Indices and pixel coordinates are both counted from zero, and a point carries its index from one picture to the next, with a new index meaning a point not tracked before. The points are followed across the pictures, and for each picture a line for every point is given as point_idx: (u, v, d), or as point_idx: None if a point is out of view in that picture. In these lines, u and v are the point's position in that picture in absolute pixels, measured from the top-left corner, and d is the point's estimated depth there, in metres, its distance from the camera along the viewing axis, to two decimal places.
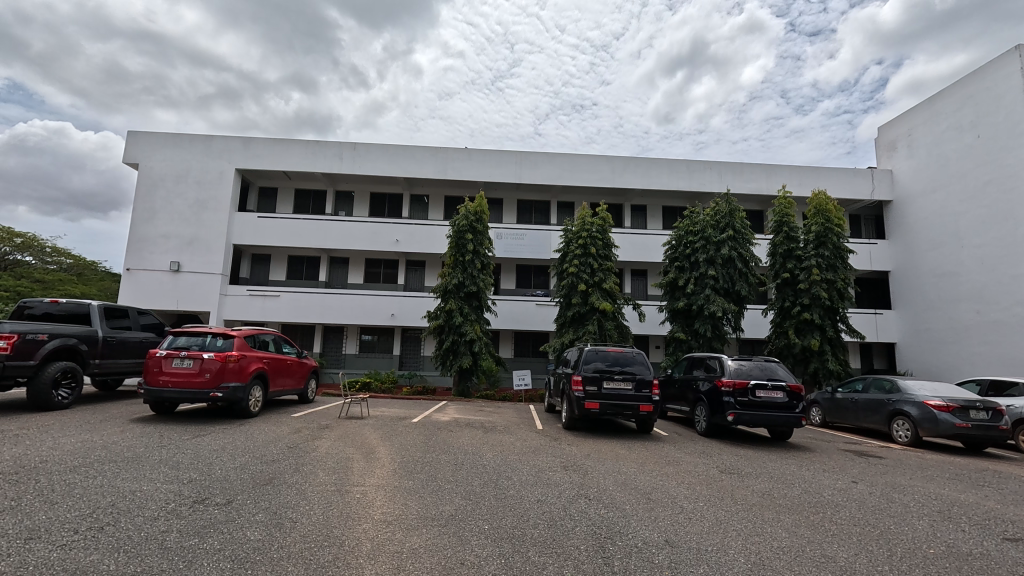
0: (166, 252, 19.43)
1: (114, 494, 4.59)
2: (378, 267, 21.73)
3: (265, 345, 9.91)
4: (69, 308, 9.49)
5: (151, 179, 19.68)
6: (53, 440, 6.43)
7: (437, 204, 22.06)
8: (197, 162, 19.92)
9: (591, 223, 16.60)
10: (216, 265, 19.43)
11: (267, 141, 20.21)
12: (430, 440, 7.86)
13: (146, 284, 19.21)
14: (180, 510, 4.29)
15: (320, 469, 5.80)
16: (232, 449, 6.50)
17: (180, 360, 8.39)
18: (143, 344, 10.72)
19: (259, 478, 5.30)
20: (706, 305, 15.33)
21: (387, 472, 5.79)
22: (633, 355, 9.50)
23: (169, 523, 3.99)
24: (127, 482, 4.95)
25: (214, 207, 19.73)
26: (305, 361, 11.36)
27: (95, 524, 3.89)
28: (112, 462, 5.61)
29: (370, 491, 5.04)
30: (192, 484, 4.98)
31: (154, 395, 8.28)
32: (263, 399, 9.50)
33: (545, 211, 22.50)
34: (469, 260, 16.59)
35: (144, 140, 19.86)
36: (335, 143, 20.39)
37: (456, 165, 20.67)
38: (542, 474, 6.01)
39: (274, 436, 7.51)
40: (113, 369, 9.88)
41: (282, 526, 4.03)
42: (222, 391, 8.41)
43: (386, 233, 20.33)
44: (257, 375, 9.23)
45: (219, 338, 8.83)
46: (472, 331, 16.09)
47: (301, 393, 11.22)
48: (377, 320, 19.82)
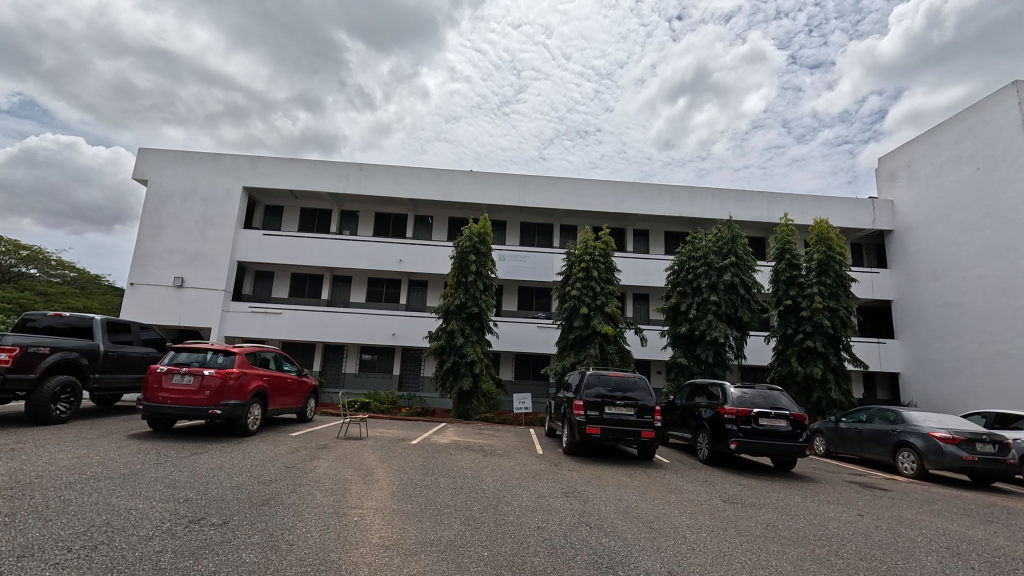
0: (170, 267, 19.52)
1: (110, 512, 4.53)
2: (380, 286, 21.80)
3: (265, 362, 9.88)
4: (72, 322, 9.51)
5: (159, 195, 19.92)
6: (49, 456, 6.38)
7: (441, 225, 22.24)
8: (205, 179, 20.18)
9: (594, 247, 16.71)
10: (220, 281, 19.50)
11: (276, 160, 20.53)
12: (430, 463, 7.79)
13: (149, 298, 19.25)
14: (176, 530, 4.23)
15: (318, 491, 5.72)
16: (229, 468, 6.43)
17: (181, 377, 8.37)
18: (143, 359, 10.67)
19: (256, 498, 5.24)
20: (708, 331, 15.32)
21: (387, 494, 5.74)
22: (634, 380, 9.45)
23: (165, 542, 3.93)
24: (123, 500, 4.90)
25: (220, 224, 19.92)
26: (305, 380, 11.30)
27: (89, 542, 3.84)
28: (110, 478, 5.57)
29: (368, 513, 4.97)
30: (189, 504, 4.92)
31: (153, 411, 8.22)
32: (261, 417, 9.42)
33: (548, 233, 22.64)
34: (472, 281, 16.64)
35: (154, 158, 20.19)
36: (341, 162, 20.69)
37: (461, 187, 20.91)
38: (542, 500, 5.91)
39: (272, 455, 7.44)
40: (112, 384, 9.83)
41: (278, 548, 3.97)
42: (221, 408, 8.35)
43: (389, 252, 20.47)
44: (257, 393, 9.16)
45: (220, 355, 8.80)
46: (473, 353, 15.99)
47: (299, 412, 11.10)
48: (378, 339, 19.81)
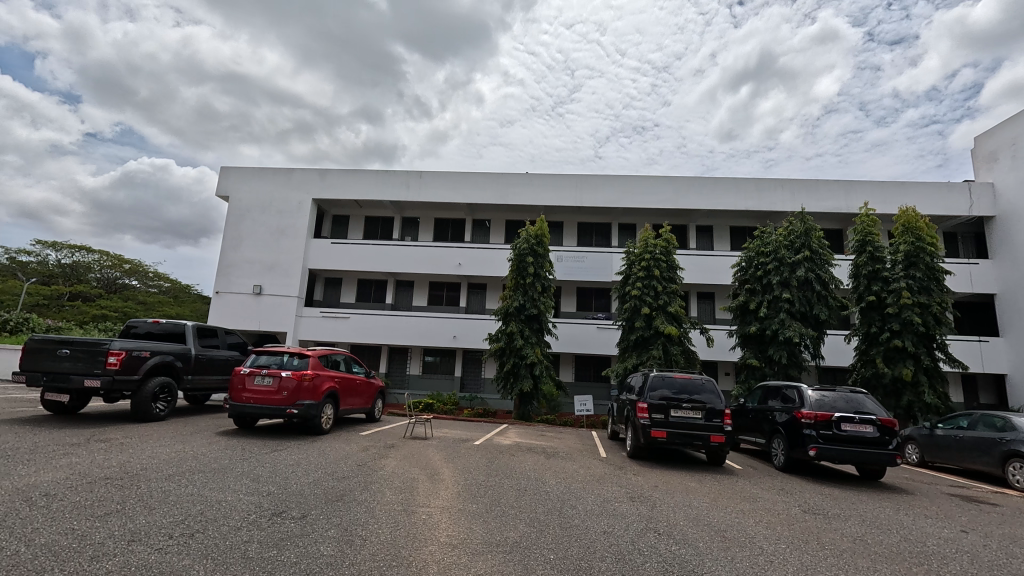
0: (249, 276, 20.95)
1: (204, 503, 4.92)
2: (441, 289, 22.36)
3: (336, 364, 10.37)
4: (167, 328, 10.44)
5: (239, 210, 21.46)
6: (151, 450, 7.02)
7: (498, 228, 22.48)
8: (279, 193, 21.53)
9: (654, 245, 16.26)
10: (293, 289, 20.72)
11: (342, 172, 21.56)
12: (493, 463, 7.87)
13: (232, 305, 20.76)
14: (261, 521, 4.53)
15: (388, 489, 5.92)
16: (306, 465, 6.79)
17: (261, 378, 8.97)
18: (228, 361, 11.52)
19: (331, 494, 5.49)
20: (780, 330, 14.47)
21: (453, 494, 5.84)
22: (701, 382, 9.10)
23: (252, 533, 4.21)
24: (214, 492, 5.30)
25: (293, 235, 21.18)
26: (373, 382, 11.76)
27: (187, 530, 4.18)
28: (202, 472, 6.05)
29: (435, 512, 5.09)
30: (272, 497, 5.25)
31: (237, 410, 8.84)
32: (334, 416, 9.90)
33: (606, 233, 22.29)
34: (530, 283, 16.67)
35: (234, 175, 21.77)
36: (402, 171, 21.41)
37: (517, 190, 21.02)
38: (607, 505, 5.81)
39: (344, 454, 7.79)
40: (202, 385, 10.69)
41: (353, 543, 4.13)
42: (298, 408, 8.86)
43: (449, 256, 20.91)
44: (329, 394, 9.65)
45: (296, 357, 9.33)
46: (533, 354, 16.01)
47: (367, 412, 11.56)
48: (440, 342, 20.28)
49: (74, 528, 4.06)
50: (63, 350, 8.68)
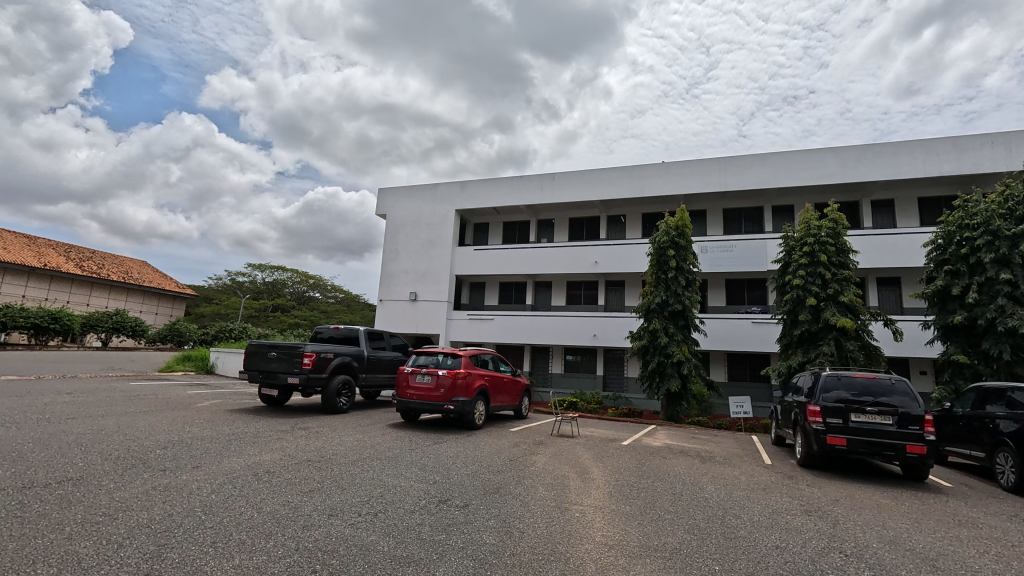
0: (406, 284, 23.20)
1: (383, 487, 5.57)
2: (579, 289, 22.41)
3: (485, 363, 10.98)
4: (345, 332, 12.06)
5: (395, 225, 23.92)
6: (339, 438, 8.13)
7: (635, 223, 21.83)
8: (427, 207, 23.52)
9: (818, 227, 14.37)
10: (443, 294, 22.46)
11: (480, 182, 22.82)
12: (644, 465, 7.65)
13: (393, 311, 23.18)
14: (431, 506, 4.97)
15: (540, 484, 6.09)
16: (464, 458, 7.30)
17: (422, 376, 9.87)
18: (393, 361, 12.89)
19: (488, 486, 5.82)
20: (999, 320, 11.75)
21: (604, 494, 5.80)
22: (890, 382, 7.78)
23: (423, 517, 4.64)
24: (390, 478, 5.97)
25: (440, 244, 22.97)
26: (519, 380, 12.21)
27: (372, 509, 4.77)
28: (379, 460, 6.85)
29: (588, 510, 5.11)
30: (437, 486, 5.73)
31: (403, 405, 9.83)
32: (485, 413, 10.50)
33: (757, 218, 20.32)
34: (672, 278, 15.87)
35: (389, 194, 24.31)
36: (536, 175, 21.95)
37: (653, 182, 20.18)
38: (777, 516, 5.27)
39: (497, 448, 8.19)
40: (374, 382, 12.10)
41: (512, 534, 4.33)
42: (454, 404, 9.56)
43: (585, 255, 20.86)
44: (480, 391, 10.25)
45: (450, 357, 10.10)
46: (679, 352, 15.21)
47: (515, 409, 12.05)
48: (580, 340, 20.32)
49: (288, 501, 4.89)
50: (272, 353, 10.49)
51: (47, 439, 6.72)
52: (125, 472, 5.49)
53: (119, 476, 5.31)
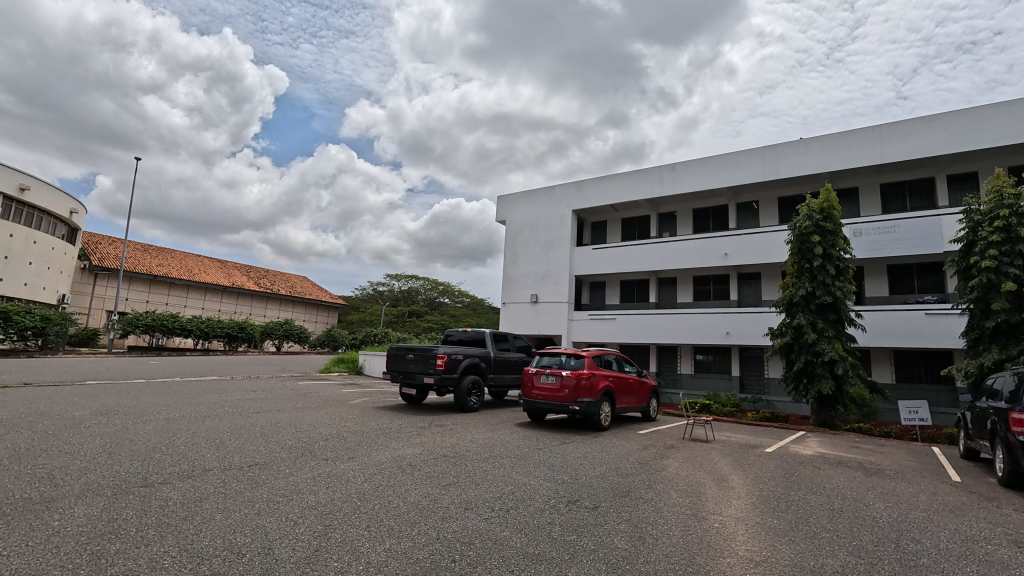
0: (527, 287, 23.70)
1: (514, 484, 5.75)
2: (707, 284, 21.01)
3: (609, 364, 10.79)
4: (472, 335, 12.69)
5: (514, 230, 24.60)
6: (471, 436, 8.55)
7: (770, 208, 19.90)
8: (544, 210, 23.82)
9: (1016, 196, 11.80)
10: (564, 295, 22.55)
11: (596, 180, 22.53)
12: (792, 475, 6.91)
13: (516, 314, 23.82)
14: (561, 506, 5.01)
15: (673, 490, 5.82)
16: (592, 459, 7.24)
17: (546, 377, 10.01)
18: (518, 362, 13.25)
19: (618, 490, 5.70)
20: None
21: (747, 505, 5.35)
22: None
23: (554, 516, 4.70)
24: (521, 476, 6.13)
25: (559, 246, 23.11)
26: (646, 381, 11.79)
27: (504, 506, 4.95)
28: (509, 458, 7.08)
29: (729, 521, 4.76)
30: (566, 486, 5.76)
31: (529, 405, 10.04)
32: (611, 414, 10.31)
33: (926, 191, 17.30)
34: (819, 267, 14.15)
35: (508, 201, 25.08)
36: (655, 167, 21.08)
37: (790, 161, 18.21)
38: (971, 544, 4.41)
39: (626, 451, 7.99)
40: (501, 382, 12.55)
41: (645, 540, 4.19)
42: (579, 405, 9.54)
43: (713, 247, 19.51)
44: (605, 392, 10.11)
45: (573, 358, 10.10)
46: (831, 350, 13.49)
47: (643, 411, 11.67)
48: (711, 339, 19.04)
49: (429, 493, 5.27)
50: (409, 355, 11.42)
51: (240, 428, 8.06)
52: (297, 459, 6.37)
53: (291, 463, 6.17)
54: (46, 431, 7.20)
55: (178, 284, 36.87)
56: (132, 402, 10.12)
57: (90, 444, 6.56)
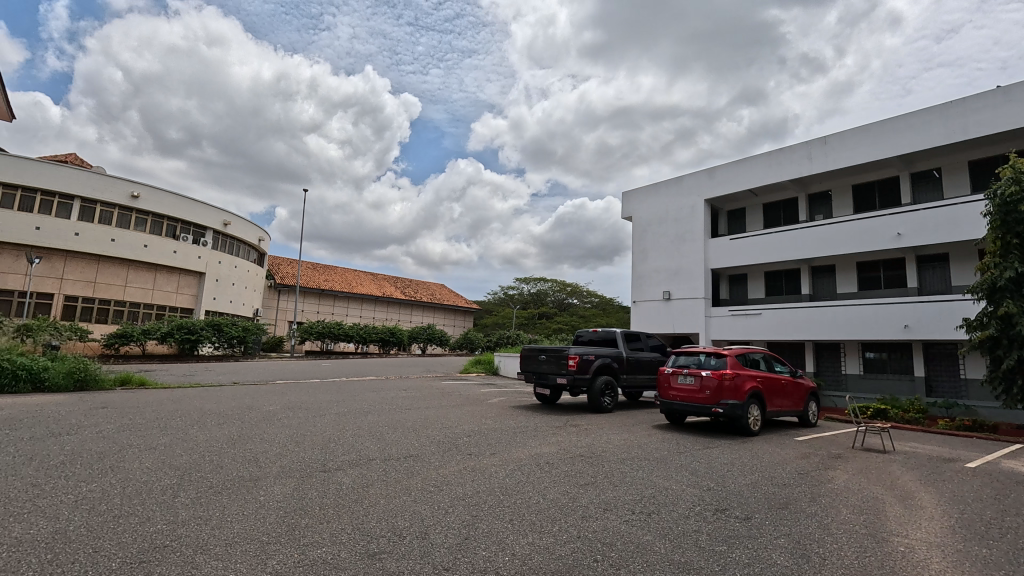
0: (658, 284, 22.70)
1: (654, 487, 5.56)
2: (876, 270, 18.20)
3: (756, 363, 9.90)
4: (603, 334, 12.55)
5: (641, 226, 23.77)
6: (606, 437, 8.44)
7: (957, 175, 16.62)
8: (674, 202, 22.66)
9: None
10: (700, 290, 21.20)
11: (731, 165, 20.86)
12: (1005, 496, 5.68)
13: (647, 312, 22.94)
14: (707, 514, 4.72)
15: (843, 505, 5.13)
16: (741, 466, 6.69)
17: (684, 377, 9.49)
18: (652, 362, 12.78)
19: (774, 500, 5.20)
20: None
21: (942, 528, 4.52)
22: None
23: (700, 524, 4.45)
24: (661, 480, 5.90)
25: (692, 239, 21.80)
26: (801, 382, 10.59)
27: (645, 509, 4.81)
28: (648, 460, 6.85)
29: (919, 546, 4.06)
30: (713, 493, 5.40)
31: (667, 406, 9.61)
32: (761, 418, 9.45)
33: None
34: None
35: (633, 196, 24.34)
36: (801, 144, 18.87)
37: (983, 116, 15.02)
38: None
39: (781, 458, 7.25)
40: (635, 383, 12.21)
41: (810, 558, 3.77)
42: (723, 407, 8.88)
43: (882, 227, 16.85)
44: (753, 394, 9.29)
45: (713, 357, 9.46)
46: None
47: (800, 415, 10.49)
48: (884, 333, 16.43)
49: (568, 491, 5.33)
50: (542, 355, 11.66)
51: (395, 423, 8.96)
52: (444, 453, 6.87)
53: (439, 456, 6.69)
54: (251, 421, 8.74)
55: (340, 296, 42.13)
56: (311, 398, 11.83)
57: (282, 434, 7.82)
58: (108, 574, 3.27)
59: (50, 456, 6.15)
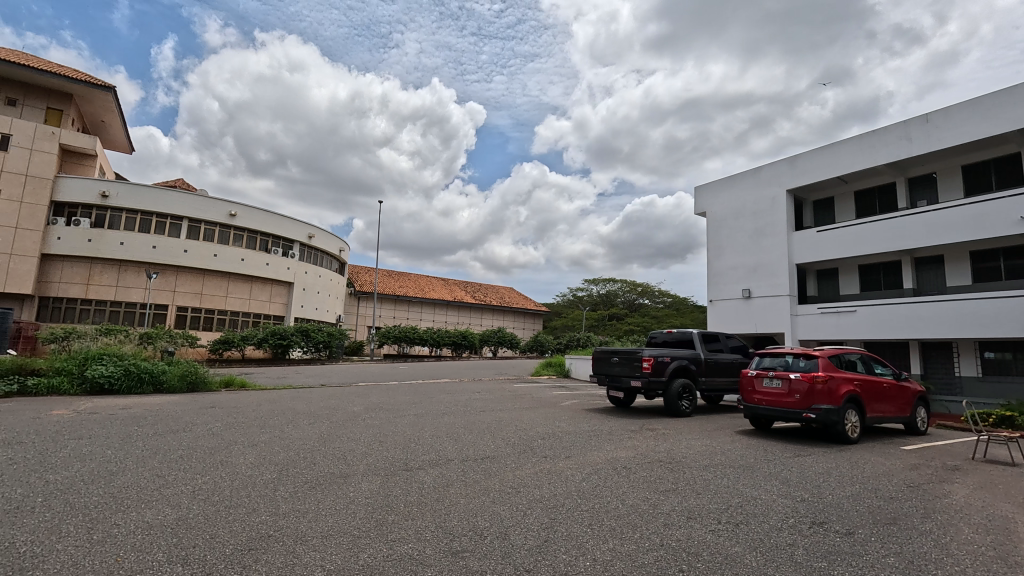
0: (737, 281, 21.54)
1: (741, 497, 5.28)
2: (994, 259, 16.19)
3: (853, 365, 9.13)
4: (678, 335, 12.12)
5: (716, 221, 22.70)
6: (686, 442, 8.12)
7: None
8: (751, 195, 21.44)
9: None
10: (783, 287, 19.88)
11: (815, 151, 19.42)
12: None
13: (725, 311, 21.82)
14: (802, 527, 4.41)
15: (964, 523, 4.60)
16: (839, 476, 6.19)
17: (770, 380, 8.95)
18: (733, 364, 12.17)
19: (880, 515, 4.75)
20: None
21: None
22: None
23: (794, 537, 4.17)
24: (748, 488, 5.59)
25: (773, 233, 20.51)
26: (907, 385, 9.64)
27: (732, 519, 4.58)
28: (733, 468, 6.52)
29: None
30: (808, 505, 5.04)
31: (751, 411, 9.10)
32: (861, 425, 8.70)
33: None
34: None
35: (706, 191, 23.31)
36: (897, 124, 17.21)
37: None
38: None
39: (885, 469, 6.62)
40: (715, 386, 11.67)
41: None
42: (815, 412, 8.26)
43: (1000, 211, 14.98)
44: (850, 399, 8.58)
45: (802, 358, 8.85)
46: None
47: (906, 422, 9.55)
48: (1007, 330, 14.57)
49: (648, 497, 5.19)
50: (614, 357, 11.43)
51: (471, 425, 9.15)
52: (520, 455, 6.92)
53: (516, 458, 6.76)
54: (338, 421, 9.30)
55: (414, 302, 43.80)
56: (390, 400, 12.37)
57: (367, 433, 8.24)
58: (224, 558, 3.60)
59: (170, 450, 6.87)
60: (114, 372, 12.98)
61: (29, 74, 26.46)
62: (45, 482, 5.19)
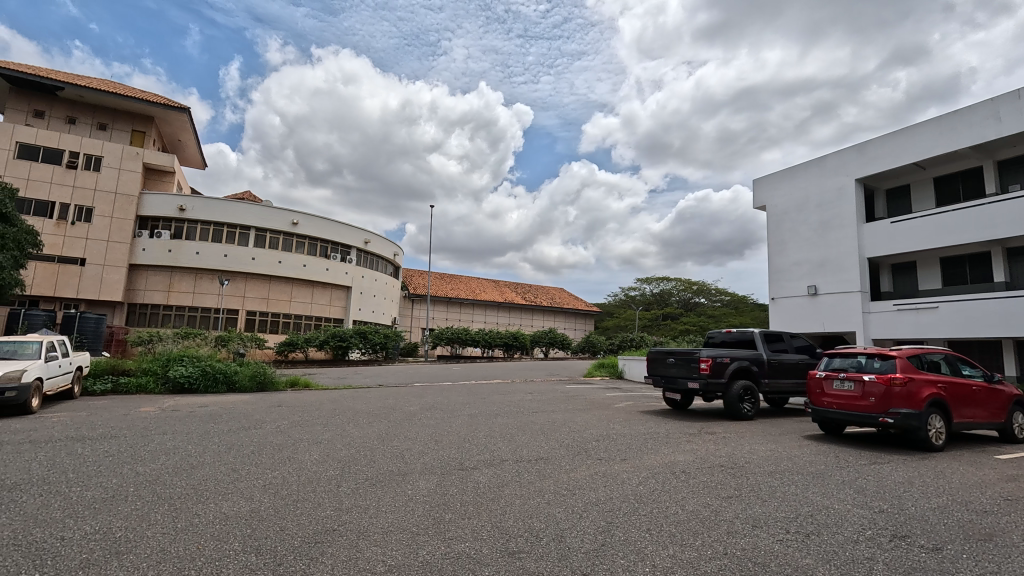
0: (801, 278, 20.39)
1: (811, 505, 4.98)
2: None
3: (936, 366, 8.42)
4: (738, 335, 11.63)
5: (777, 215, 21.62)
6: (749, 447, 7.75)
7: None
8: (815, 185, 20.26)
9: None
10: (854, 283, 18.64)
11: (888, 136, 18.09)
12: None
13: (788, 309, 20.75)
14: (883, 541, 4.10)
15: None
16: (923, 487, 5.72)
17: (840, 382, 8.40)
18: (799, 364, 11.54)
19: (973, 530, 4.35)
20: None
21: None
22: None
23: (873, 551, 3.89)
24: (819, 497, 5.28)
25: (841, 225, 19.29)
26: (1002, 388, 8.78)
27: (802, 530, 4.32)
28: (802, 475, 6.17)
29: None
30: (887, 516, 4.69)
31: (821, 414, 8.59)
32: (946, 431, 8.02)
33: None
34: None
35: (765, 183, 22.25)
36: (983, 102, 15.75)
37: None
38: None
39: (977, 480, 6.06)
40: (779, 388, 11.12)
41: None
42: (893, 417, 7.70)
43: None
44: (933, 402, 7.92)
45: (877, 359, 8.24)
46: None
47: (1000, 429, 8.72)
48: None
49: (709, 503, 5.00)
50: (671, 358, 11.12)
51: (523, 427, 9.15)
52: (575, 458, 6.85)
53: (570, 461, 6.68)
54: (395, 421, 9.59)
55: (466, 304, 44.47)
56: (443, 400, 12.59)
57: (423, 433, 8.43)
58: (292, 550, 3.78)
59: (242, 447, 7.29)
60: (192, 373, 13.99)
61: (117, 100, 29.02)
62: (136, 473, 5.66)
